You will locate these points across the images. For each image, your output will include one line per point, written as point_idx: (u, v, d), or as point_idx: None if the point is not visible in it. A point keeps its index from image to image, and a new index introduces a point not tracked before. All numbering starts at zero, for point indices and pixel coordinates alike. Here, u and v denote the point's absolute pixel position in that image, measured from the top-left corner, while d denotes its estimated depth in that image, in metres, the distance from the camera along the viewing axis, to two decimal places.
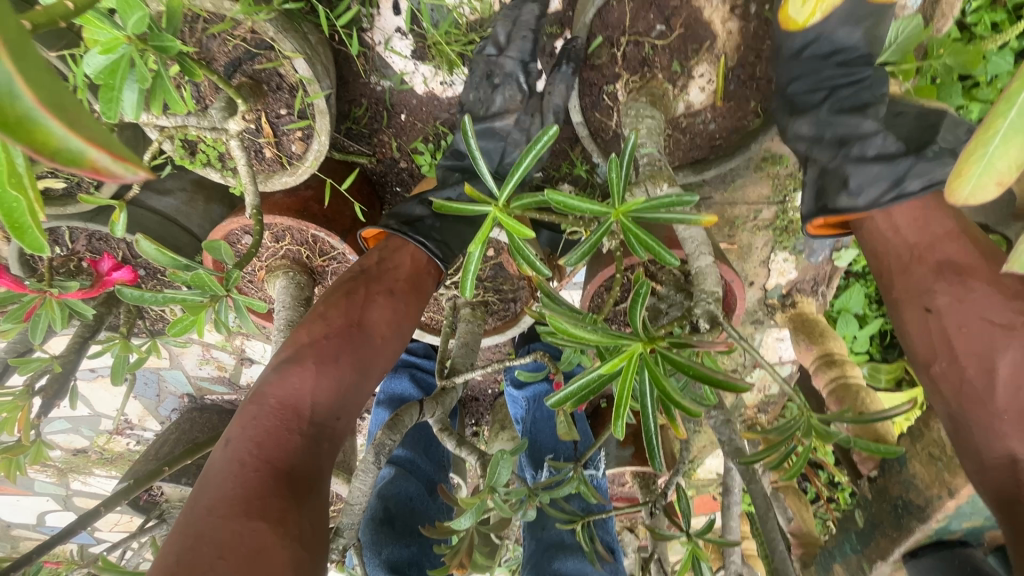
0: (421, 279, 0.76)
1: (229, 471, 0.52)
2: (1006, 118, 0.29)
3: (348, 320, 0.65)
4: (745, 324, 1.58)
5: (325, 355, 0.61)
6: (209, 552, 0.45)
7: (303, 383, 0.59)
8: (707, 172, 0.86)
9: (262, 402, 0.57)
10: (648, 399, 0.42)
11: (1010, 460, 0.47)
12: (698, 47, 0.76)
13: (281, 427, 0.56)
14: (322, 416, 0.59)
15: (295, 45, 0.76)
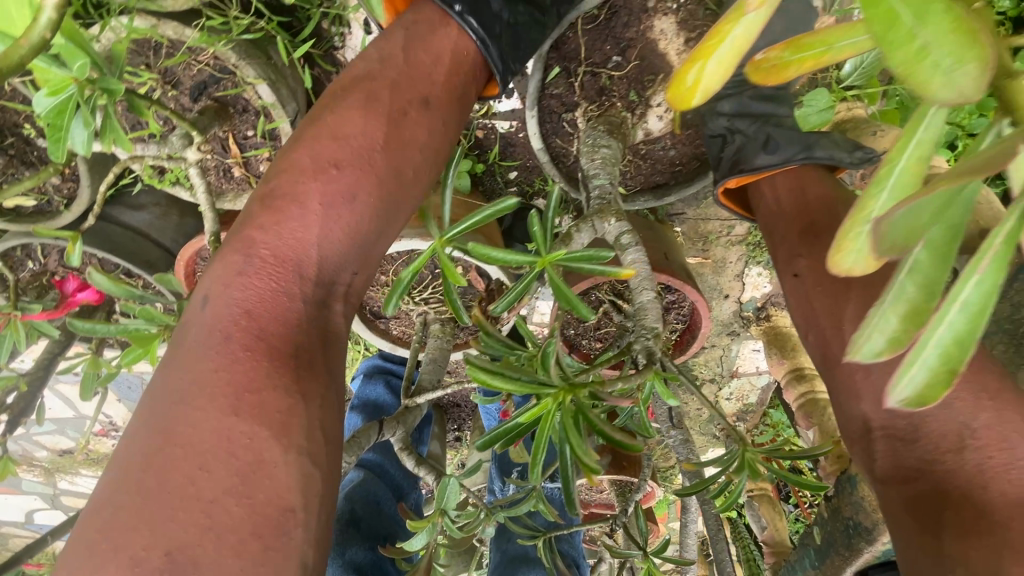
0: (462, 86, 0.55)
1: (212, 350, 0.39)
2: (877, 200, 0.31)
3: (363, 141, 0.47)
4: (721, 335, 1.60)
5: (336, 194, 0.45)
6: (183, 464, 0.35)
7: (303, 231, 0.44)
8: (668, 198, 0.87)
9: (248, 254, 0.43)
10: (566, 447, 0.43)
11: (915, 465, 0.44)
12: (654, 78, 0.77)
13: (281, 288, 0.42)
14: (328, 271, 0.45)
15: (258, 71, 0.77)
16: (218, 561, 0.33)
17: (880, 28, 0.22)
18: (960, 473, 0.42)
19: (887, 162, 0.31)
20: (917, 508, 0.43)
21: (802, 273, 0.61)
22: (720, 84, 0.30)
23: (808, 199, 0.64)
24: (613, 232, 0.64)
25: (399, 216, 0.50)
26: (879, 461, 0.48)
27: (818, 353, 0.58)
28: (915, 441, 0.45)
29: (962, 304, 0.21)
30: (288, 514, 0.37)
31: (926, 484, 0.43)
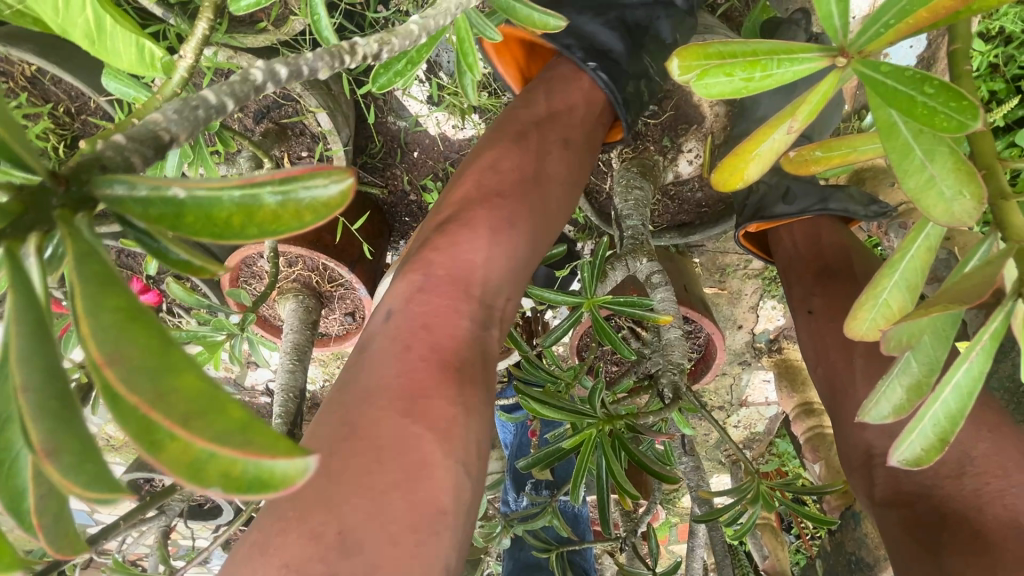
0: (592, 132, 0.58)
1: (390, 355, 0.36)
2: (890, 279, 0.36)
3: (517, 175, 0.48)
4: (732, 364, 1.64)
5: (500, 219, 0.44)
6: (363, 455, 0.31)
7: (474, 251, 0.42)
8: (692, 237, 0.93)
9: (426, 272, 0.41)
10: (603, 471, 0.49)
11: (920, 497, 0.52)
12: (688, 126, 0.83)
13: (452, 305, 0.39)
14: (490, 294, 0.42)
15: (319, 101, 0.83)
16: (380, 548, 0.29)
17: (897, 157, 0.27)
18: (956, 497, 0.50)
19: (901, 247, 0.36)
20: (920, 534, 0.50)
21: (816, 312, 0.66)
22: (762, 172, 0.35)
23: (824, 246, 0.69)
24: (644, 271, 0.70)
25: (549, 226, 0.49)
26: (879, 485, 0.56)
27: (825, 385, 0.65)
28: (917, 470, 0.53)
29: (955, 385, 0.26)
30: (440, 515, 0.31)
31: (926, 508, 0.51)
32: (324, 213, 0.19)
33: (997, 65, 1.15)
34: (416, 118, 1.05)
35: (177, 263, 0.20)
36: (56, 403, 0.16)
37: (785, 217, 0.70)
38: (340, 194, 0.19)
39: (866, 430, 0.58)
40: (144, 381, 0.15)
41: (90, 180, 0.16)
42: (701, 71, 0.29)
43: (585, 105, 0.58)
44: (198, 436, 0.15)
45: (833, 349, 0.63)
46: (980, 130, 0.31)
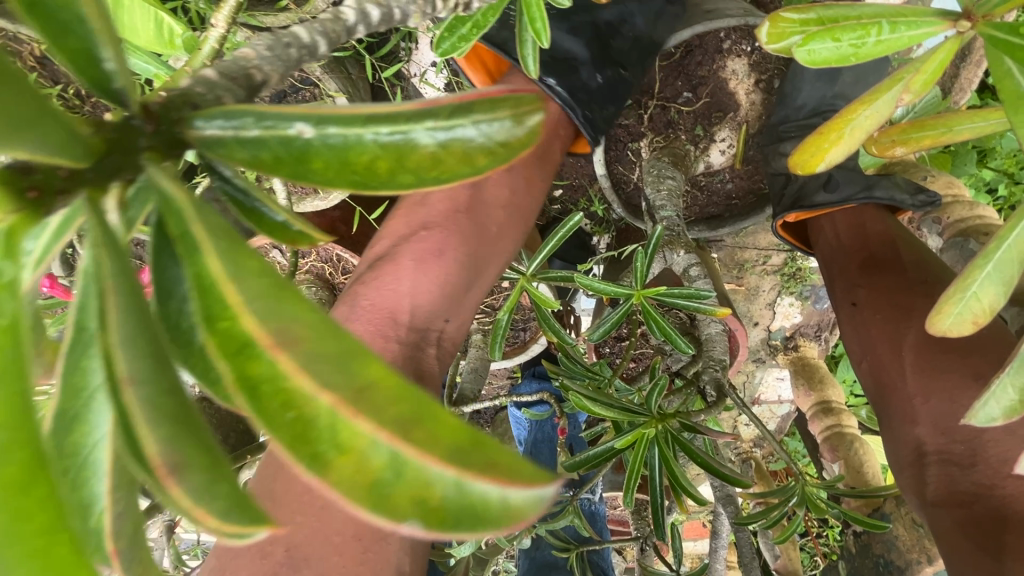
0: (540, 153, 0.59)
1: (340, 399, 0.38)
2: (984, 269, 0.33)
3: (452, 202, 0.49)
4: (747, 362, 1.62)
5: (427, 250, 0.45)
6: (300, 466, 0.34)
7: (399, 283, 0.43)
8: (722, 229, 0.89)
9: (353, 303, 0.41)
10: (657, 472, 0.47)
11: (973, 495, 0.50)
12: (722, 115, 0.80)
13: (382, 338, 0.39)
14: (422, 324, 0.43)
15: (339, 85, 0.80)
16: (325, 558, 0.31)
17: None
18: (1020, 497, 0.47)
19: (996, 236, 0.33)
20: (975, 533, 0.48)
21: (861, 304, 0.64)
22: (849, 155, 0.33)
23: (868, 236, 0.66)
24: (682, 263, 0.68)
25: (487, 258, 0.50)
26: (930, 487, 0.53)
27: (872, 382, 0.63)
28: (972, 467, 0.51)
29: None
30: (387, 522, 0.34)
31: (983, 507, 0.49)
32: (501, 157, 0.18)
33: None
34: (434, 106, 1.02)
35: (270, 225, 0.21)
36: (169, 400, 0.14)
37: (827, 206, 0.67)
38: (530, 134, 0.18)
39: (918, 427, 0.56)
40: (338, 376, 0.13)
41: (180, 120, 0.16)
42: (805, 35, 0.26)
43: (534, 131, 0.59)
44: (422, 447, 0.13)
45: (880, 344, 0.61)
46: None
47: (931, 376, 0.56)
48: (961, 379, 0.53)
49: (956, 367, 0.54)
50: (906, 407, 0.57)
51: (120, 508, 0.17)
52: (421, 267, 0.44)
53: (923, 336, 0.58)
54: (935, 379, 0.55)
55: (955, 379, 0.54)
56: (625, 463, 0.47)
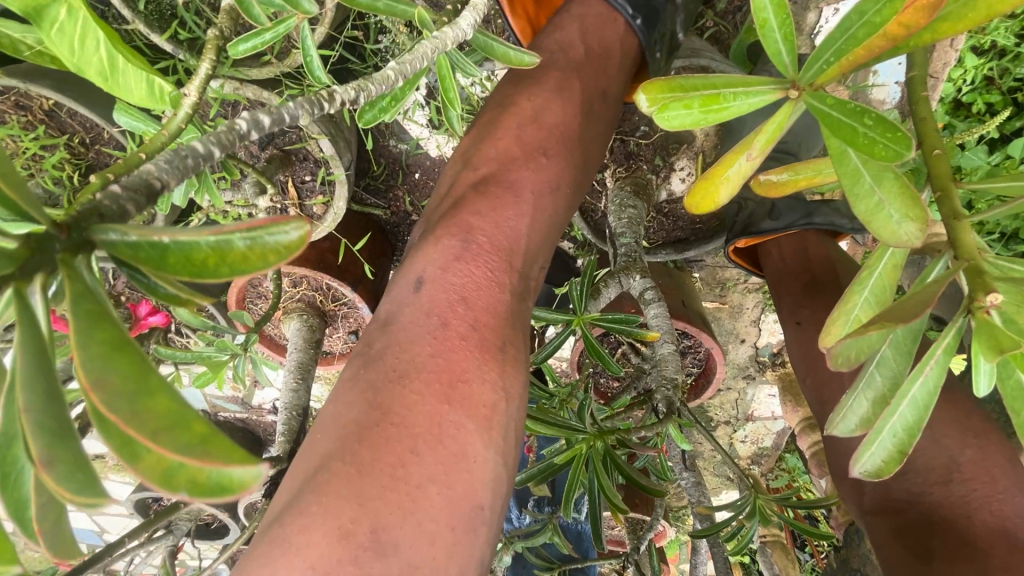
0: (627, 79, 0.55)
1: (428, 332, 0.35)
2: (861, 295, 0.37)
3: (561, 130, 0.46)
4: (737, 378, 1.64)
5: (544, 183, 0.44)
6: (399, 440, 0.31)
7: (516, 217, 0.41)
8: (688, 252, 0.94)
9: (468, 238, 0.39)
10: (595, 485, 0.50)
11: (909, 501, 0.53)
12: (679, 146, 0.85)
13: (486, 284, 0.38)
14: (527, 269, 0.42)
15: (322, 127, 0.86)
16: (417, 545, 0.29)
17: (849, 181, 0.28)
18: (945, 503, 0.51)
19: (866, 265, 0.37)
20: (909, 538, 0.52)
21: (803, 323, 0.68)
22: (732, 196, 0.37)
23: (810, 259, 0.71)
24: (638, 287, 0.72)
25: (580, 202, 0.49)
26: (868, 495, 0.57)
27: (816, 397, 0.65)
28: (905, 476, 0.54)
29: (912, 398, 0.27)
30: (478, 510, 0.32)
31: (915, 515, 0.52)
32: (285, 256, 0.21)
33: (990, 79, 1.17)
34: (416, 141, 1.08)
35: (166, 296, 0.23)
36: (56, 420, 0.18)
37: (772, 232, 0.71)
38: (297, 239, 0.21)
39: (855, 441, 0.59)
40: (124, 403, 0.17)
41: (89, 226, 0.19)
42: (665, 104, 0.30)
43: (623, 56, 0.55)
44: (166, 447, 0.17)
45: (819, 363, 0.65)
46: (936, 153, 0.32)
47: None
48: None
49: None
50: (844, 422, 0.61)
51: (43, 503, 0.21)
52: (536, 208, 0.43)
53: None
54: None
55: None
56: (565, 476, 0.51)
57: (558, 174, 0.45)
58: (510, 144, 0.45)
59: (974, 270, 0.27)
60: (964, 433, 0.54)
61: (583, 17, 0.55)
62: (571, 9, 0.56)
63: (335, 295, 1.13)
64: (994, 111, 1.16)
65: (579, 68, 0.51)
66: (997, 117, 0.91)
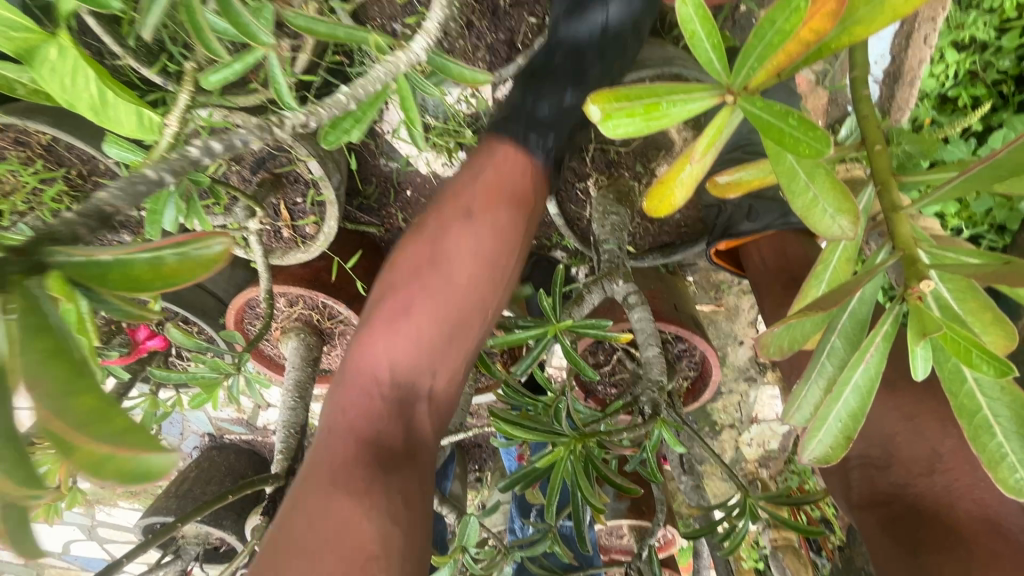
0: (523, 183, 0.51)
1: (325, 447, 0.44)
2: (818, 289, 0.38)
3: (413, 262, 0.48)
4: (738, 380, 1.63)
5: (400, 311, 0.47)
6: (292, 551, 0.39)
7: (373, 351, 0.46)
8: (675, 256, 0.95)
9: (347, 368, 0.47)
10: (577, 487, 0.51)
11: (894, 492, 0.53)
12: (659, 153, 0.87)
13: (347, 435, 0.44)
14: (393, 402, 0.46)
15: (310, 150, 0.89)
16: (330, 565, 0.38)
17: (785, 180, 0.29)
18: (928, 494, 0.51)
19: (822, 260, 0.38)
20: (893, 528, 0.51)
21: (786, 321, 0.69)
22: (688, 199, 0.39)
23: (789, 258, 0.72)
24: (622, 292, 0.73)
25: (469, 320, 0.48)
26: (858, 490, 0.57)
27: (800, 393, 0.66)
28: (889, 468, 0.55)
29: (854, 386, 0.28)
30: (373, 559, 0.39)
31: (899, 505, 0.52)
32: (201, 272, 0.29)
33: (972, 73, 1.18)
34: (406, 159, 1.11)
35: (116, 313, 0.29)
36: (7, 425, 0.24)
37: (751, 234, 0.72)
38: (216, 253, 0.29)
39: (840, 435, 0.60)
40: (57, 403, 0.22)
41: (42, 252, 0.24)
42: (610, 115, 0.32)
43: (506, 167, 0.51)
44: (95, 438, 0.22)
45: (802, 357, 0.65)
46: (877, 147, 0.33)
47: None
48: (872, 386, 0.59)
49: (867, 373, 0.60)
50: None
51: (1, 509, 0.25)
52: (392, 349, 0.46)
53: None
54: None
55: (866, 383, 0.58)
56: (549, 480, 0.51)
57: (411, 309, 0.46)
58: (375, 290, 0.49)
59: (909, 259, 0.28)
60: (944, 424, 0.55)
61: (471, 151, 0.53)
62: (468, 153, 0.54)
63: (331, 312, 1.14)
64: (977, 104, 1.17)
65: (449, 189, 0.51)
66: (976, 111, 0.92)
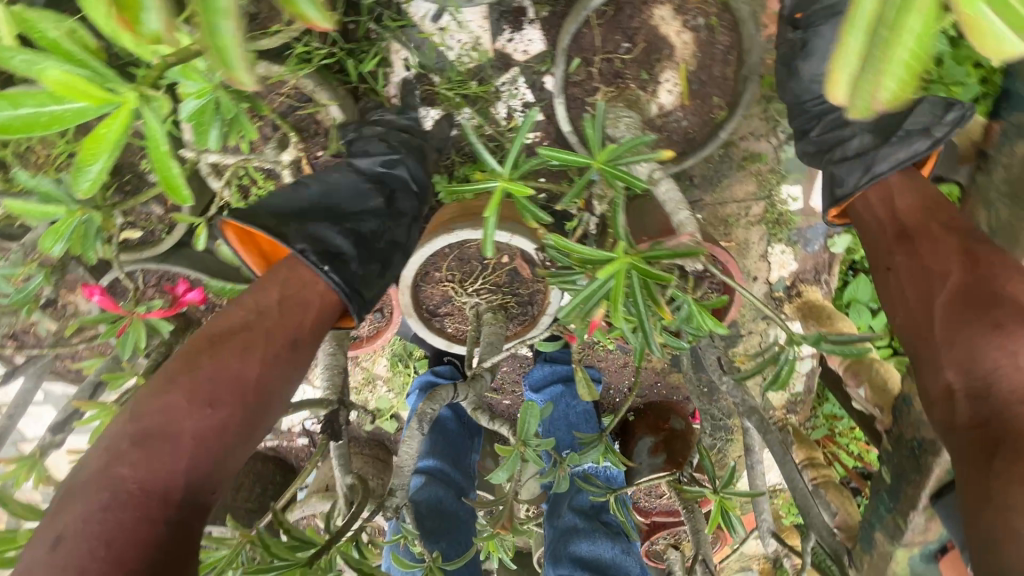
0: (321, 327, 0.76)
1: (92, 553, 0.54)
2: None
3: (237, 381, 0.66)
4: (756, 319, 1.65)
5: (208, 429, 0.63)
6: None
7: (169, 465, 0.60)
8: (688, 162, 0.96)
9: (113, 489, 0.57)
10: (639, 289, 0.55)
11: (989, 413, 0.58)
12: (661, 58, 0.91)
13: (144, 516, 0.57)
14: (192, 496, 0.60)
15: (330, 95, 0.93)
16: None
17: None
18: (1022, 417, 0.55)
19: None
20: (982, 445, 0.56)
21: (895, 268, 0.73)
22: None
23: (901, 211, 0.76)
24: (645, 171, 0.76)
25: (261, 426, 0.68)
26: (959, 415, 0.61)
27: (907, 331, 0.70)
28: (988, 393, 0.59)
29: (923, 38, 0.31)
30: None
31: (993, 428, 0.57)
32: None
33: None
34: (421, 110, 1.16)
35: None
36: None
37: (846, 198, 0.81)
38: None
39: (941, 364, 0.63)
40: None
41: None
42: None
43: (314, 305, 0.75)
44: None
45: (919, 289, 0.69)
46: None
47: (956, 328, 0.63)
48: (981, 325, 0.61)
49: (971, 305, 0.63)
50: (932, 349, 0.65)
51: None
52: (198, 448, 0.62)
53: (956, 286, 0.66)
54: (964, 322, 0.63)
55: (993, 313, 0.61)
56: (612, 291, 0.54)
57: (221, 417, 0.64)
58: (168, 392, 0.64)
59: None
60: None
61: (291, 277, 0.75)
62: (281, 266, 0.77)
63: None
64: None
65: (265, 320, 0.71)
66: None
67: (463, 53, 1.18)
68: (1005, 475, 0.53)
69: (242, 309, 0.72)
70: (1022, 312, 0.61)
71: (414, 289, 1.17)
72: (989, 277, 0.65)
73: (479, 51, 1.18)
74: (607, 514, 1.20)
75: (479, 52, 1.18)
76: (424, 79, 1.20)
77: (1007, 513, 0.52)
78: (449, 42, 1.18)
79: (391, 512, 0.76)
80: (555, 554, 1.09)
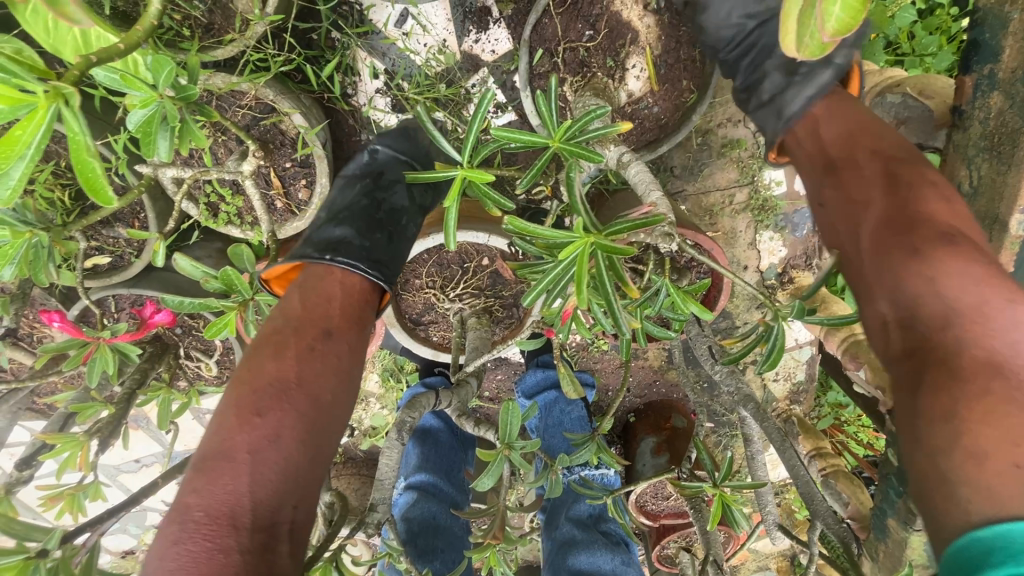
0: (355, 313, 0.72)
1: None
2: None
3: (283, 385, 0.61)
4: (751, 309, 1.62)
5: (265, 439, 0.58)
6: None
7: (234, 486, 0.55)
8: (661, 148, 0.95)
9: (182, 520, 0.54)
10: (604, 267, 0.52)
11: (922, 340, 0.49)
12: (625, 44, 0.90)
13: (218, 545, 0.52)
14: (265, 518, 0.55)
15: (292, 103, 0.91)
16: None
17: None
18: (950, 341, 0.47)
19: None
20: (915, 363, 0.48)
21: (828, 199, 0.65)
22: None
23: (834, 139, 0.68)
24: (614, 156, 0.75)
25: (326, 429, 0.63)
26: (893, 347, 0.52)
27: (844, 265, 0.61)
28: (915, 320, 0.50)
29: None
30: None
31: (926, 354, 0.48)
32: None
33: None
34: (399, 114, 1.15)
35: None
36: None
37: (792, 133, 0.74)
38: None
39: (873, 297, 0.55)
40: None
41: None
42: None
43: (337, 297, 0.72)
44: None
45: (853, 217, 0.61)
46: None
47: (884, 254, 0.55)
48: (914, 246, 0.53)
49: (924, 223, 0.54)
50: (865, 282, 0.56)
51: None
52: (259, 464, 0.57)
53: (891, 210, 0.57)
54: (922, 248, 0.53)
55: (930, 238, 0.53)
56: (575, 272, 0.52)
57: (273, 424, 0.59)
58: (217, 414, 0.60)
59: None
60: (983, 272, 0.49)
61: (314, 274, 0.73)
62: (305, 266, 0.75)
63: None
64: None
65: (299, 317, 0.68)
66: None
67: (430, 57, 1.17)
68: (926, 408, 0.45)
69: (277, 312, 0.69)
70: (948, 233, 0.53)
71: (396, 298, 1.14)
72: (945, 198, 0.56)
73: (445, 54, 1.17)
74: (606, 522, 1.18)
75: (446, 54, 1.17)
76: (393, 85, 1.19)
77: (935, 457, 0.43)
78: (415, 47, 1.16)
79: (371, 529, 0.71)
80: (555, 565, 1.03)
